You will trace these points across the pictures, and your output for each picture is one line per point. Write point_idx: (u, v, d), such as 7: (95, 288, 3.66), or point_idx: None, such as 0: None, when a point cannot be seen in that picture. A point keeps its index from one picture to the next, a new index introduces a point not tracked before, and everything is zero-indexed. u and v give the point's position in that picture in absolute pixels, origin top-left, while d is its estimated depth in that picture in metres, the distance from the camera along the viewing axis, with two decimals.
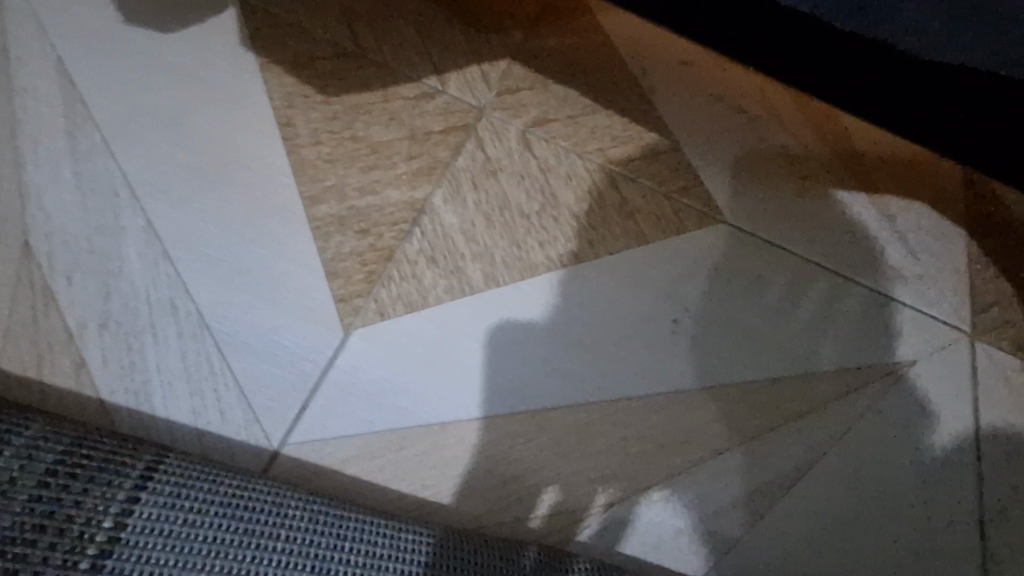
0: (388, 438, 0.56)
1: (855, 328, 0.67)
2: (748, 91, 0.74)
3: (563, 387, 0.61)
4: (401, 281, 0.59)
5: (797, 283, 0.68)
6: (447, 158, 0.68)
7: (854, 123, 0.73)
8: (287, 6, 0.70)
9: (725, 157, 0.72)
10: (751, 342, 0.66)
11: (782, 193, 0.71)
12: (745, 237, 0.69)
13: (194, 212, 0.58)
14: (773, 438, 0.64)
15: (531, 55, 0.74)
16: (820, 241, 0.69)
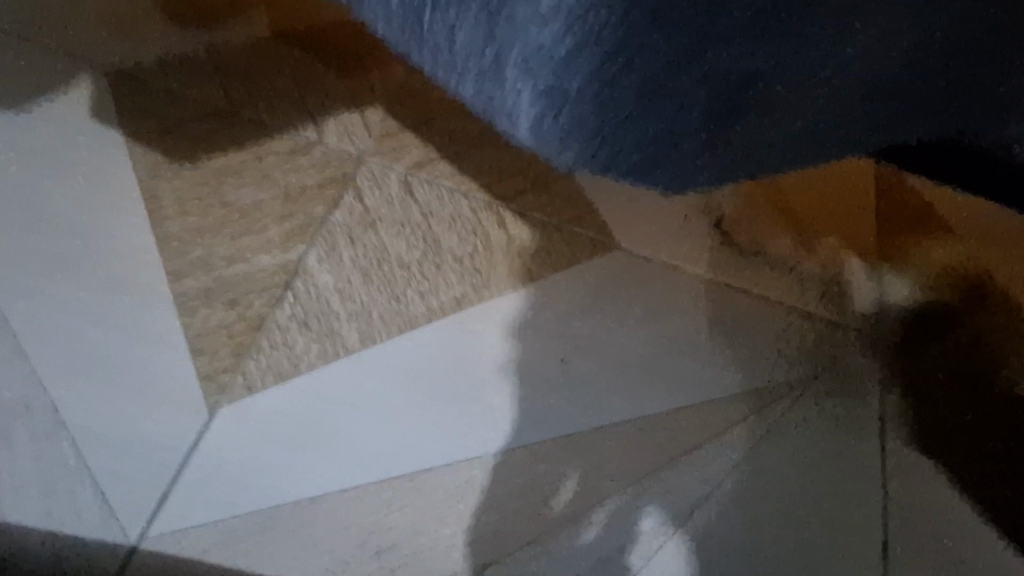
0: (281, 512, 0.57)
1: (753, 351, 0.65)
2: None
3: (450, 445, 0.61)
4: (272, 351, 0.59)
5: (691, 312, 0.66)
6: (322, 214, 0.65)
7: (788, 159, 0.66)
8: (153, 70, 0.67)
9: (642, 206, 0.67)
10: (651, 373, 0.65)
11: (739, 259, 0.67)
12: (648, 276, 0.66)
13: (51, 307, 0.59)
14: (672, 472, 0.63)
15: (414, 90, 0.69)
16: (751, 282, 0.66)
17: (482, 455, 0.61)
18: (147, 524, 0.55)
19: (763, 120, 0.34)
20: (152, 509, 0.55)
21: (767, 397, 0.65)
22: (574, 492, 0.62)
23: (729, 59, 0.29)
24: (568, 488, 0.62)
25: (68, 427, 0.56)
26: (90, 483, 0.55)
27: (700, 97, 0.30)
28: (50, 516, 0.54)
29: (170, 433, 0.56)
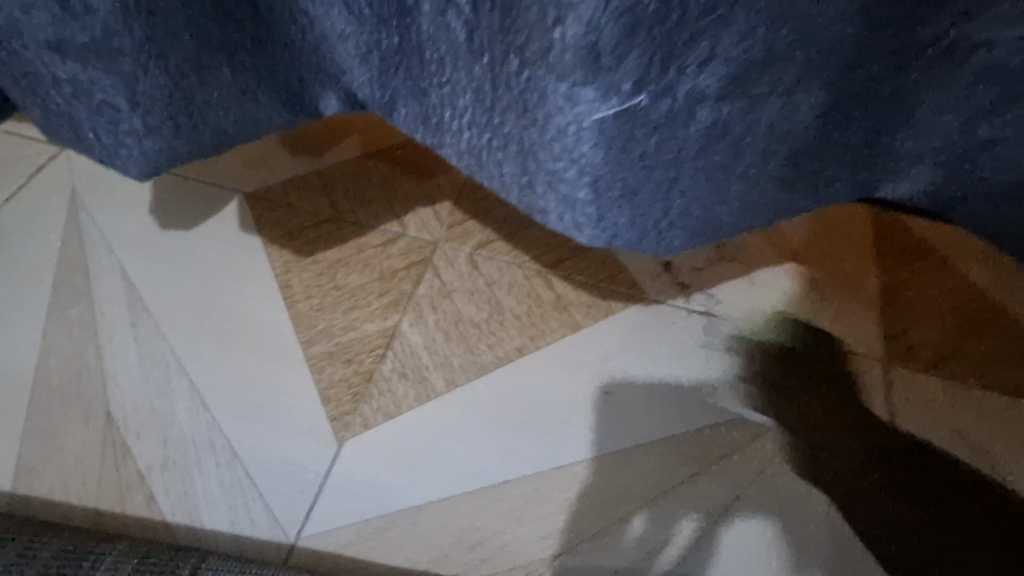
0: (390, 516, 0.72)
1: (768, 378, 0.81)
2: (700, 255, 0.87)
3: (527, 460, 0.76)
4: (380, 397, 0.77)
5: (704, 351, 0.82)
6: (410, 289, 0.84)
7: (792, 235, 0.88)
8: (282, 191, 0.90)
9: (691, 285, 0.86)
10: (693, 397, 0.81)
11: (782, 312, 0.84)
12: (687, 324, 0.84)
13: (222, 369, 0.77)
14: (707, 478, 0.77)
15: (473, 191, 0.90)
16: (788, 324, 0.84)
17: (551, 467, 0.76)
18: (300, 527, 0.71)
19: (739, 206, 0.48)
20: (304, 514, 0.72)
21: (784, 414, 0.80)
22: (642, 531, 0.75)
23: (700, 171, 0.45)
24: (638, 525, 0.75)
25: (243, 458, 0.73)
26: (261, 498, 0.72)
27: (682, 189, 0.46)
28: (234, 522, 0.71)
29: (314, 459, 0.73)
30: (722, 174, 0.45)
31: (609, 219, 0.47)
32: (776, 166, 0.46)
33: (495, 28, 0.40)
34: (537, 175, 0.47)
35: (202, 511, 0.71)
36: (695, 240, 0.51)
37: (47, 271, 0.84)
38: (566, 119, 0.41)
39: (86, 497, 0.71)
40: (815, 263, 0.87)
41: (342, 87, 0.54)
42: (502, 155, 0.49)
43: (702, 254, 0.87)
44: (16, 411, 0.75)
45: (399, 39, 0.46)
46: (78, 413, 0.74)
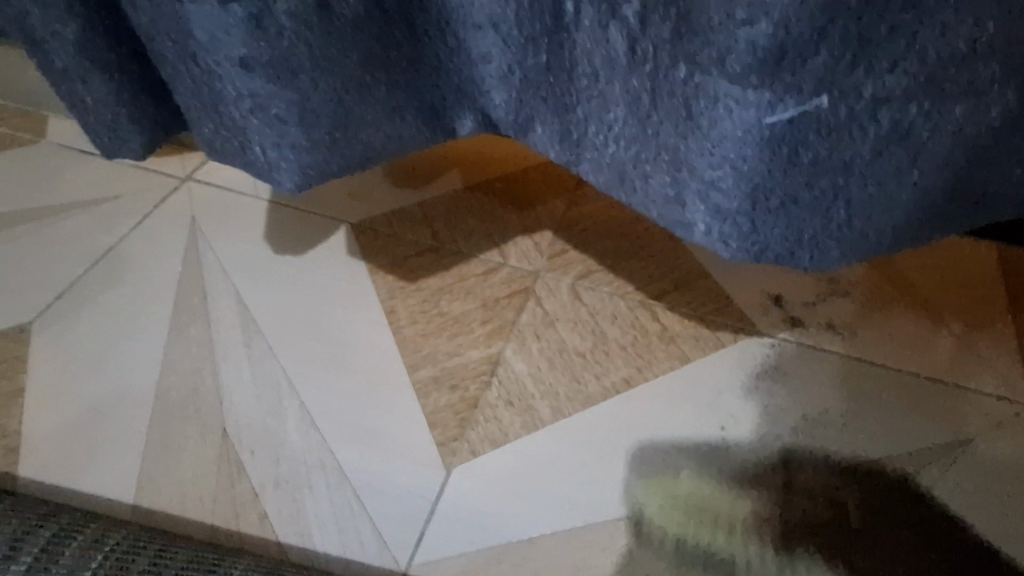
0: (501, 548, 0.69)
1: (900, 417, 0.76)
2: (811, 287, 0.84)
3: (643, 493, 0.72)
4: (486, 423, 0.75)
5: (823, 386, 0.78)
6: (512, 317, 0.84)
7: (910, 270, 0.84)
8: (385, 221, 0.93)
9: (804, 318, 0.82)
10: (820, 435, 0.75)
11: (904, 348, 0.80)
12: (803, 357, 0.80)
13: (331, 391, 0.78)
14: (835, 524, 0.71)
15: (572, 223, 0.91)
16: (912, 361, 0.79)
17: (670, 501, 0.72)
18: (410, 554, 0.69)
19: (908, 221, 0.46)
20: (413, 541, 0.70)
21: (919, 458, 0.74)
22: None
23: (871, 183, 0.43)
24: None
25: (353, 480, 0.72)
26: (370, 521, 0.70)
27: (850, 199, 0.44)
28: (343, 545, 0.69)
29: (422, 484, 0.72)
30: (893, 186, 0.43)
31: (769, 231, 0.46)
32: (951, 177, 0.44)
33: (664, 38, 0.42)
34: (690, 188, 0.47)
35: (312, 532, 0.70)
36: (853, 259, 0.48)
37: (168, 291, 0.89)
38: (731, 127, 0.42)
39: (199, 513, 0.71)
40: (938, 299, 0.82)
41: (478, 108, 0.56)
42: (650, 170, 0.49)
43: (813, 286, 0.84)
44: (137, 426, 0.77)
45: (549, 56, 0.47)
46: (195, 429, 0.76)
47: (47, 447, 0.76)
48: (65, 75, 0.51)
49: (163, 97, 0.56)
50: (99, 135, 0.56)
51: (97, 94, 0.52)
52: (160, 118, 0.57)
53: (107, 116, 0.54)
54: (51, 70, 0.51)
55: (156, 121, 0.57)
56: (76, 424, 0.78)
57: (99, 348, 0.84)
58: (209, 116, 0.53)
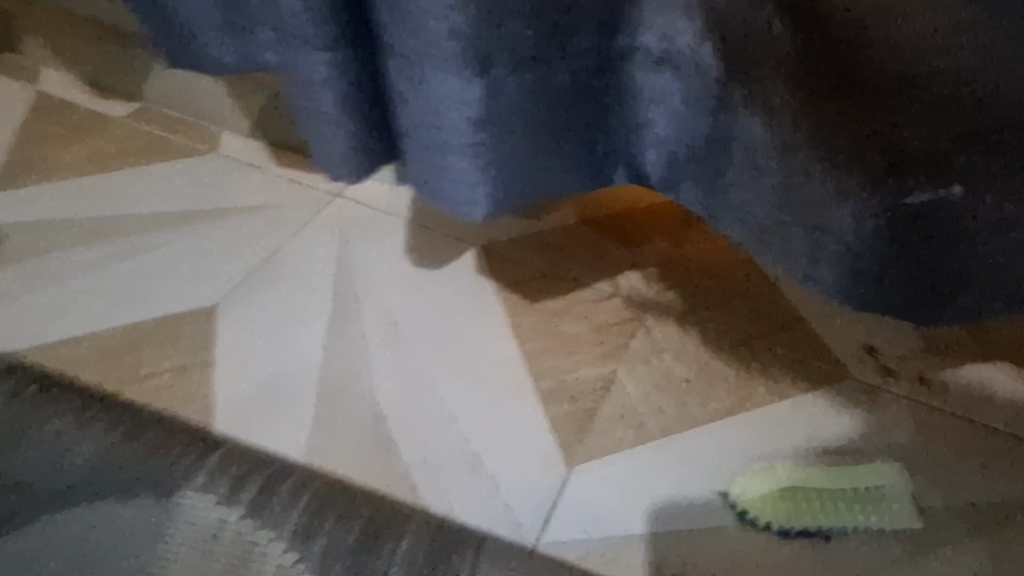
0: (618, 535, 0.79)
1: (992, 459, 0.83)
2: (900, 341, 0.91)
3: (751, 491, 0.80)
4: (601, 434, 0.86)
5: (914, 429, 0.85)
6: (623, 342, 0.94)
7: (999, 332, 0.90)
8: (508, 246, 1.06)
9: (895, 368, 0.89)
10: (915, 465, 0.83)
11: (990, 405, 0.86)
12: (894, 405, 0.87)
13: (465, 392, 0.90)
14: (930, 540, 0.78)
15: (676, 262, 1.01)
16: (999, 418, 0.86)
17: (779, 501, 0.79)
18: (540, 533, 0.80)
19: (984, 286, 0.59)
20: (541, 522, 0.80)
21: (1013, 497, 0.80)
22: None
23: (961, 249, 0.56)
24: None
25: (486, 467, 0.84)
26: (504, 503, 0.81)
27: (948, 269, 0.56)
28: (480, 519, 0.80)
29: (547, 478, 0.82)
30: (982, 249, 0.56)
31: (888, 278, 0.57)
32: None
33: (818, 134, 0.54)
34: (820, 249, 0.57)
35: (455, 505, 0.81)
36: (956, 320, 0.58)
37: (323, 293, 1.03)
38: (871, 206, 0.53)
39: (358, 480, 0.83)
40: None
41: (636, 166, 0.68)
42: (792, 232, 0.58)
43: (905, 340, 0.91)
44: (301, 400, 0.91)
45: (716, 129, 0.57)
46: (351, 410, 0.89)
47: (226, 409, 0.90)
48: (323, 118, 0.64)
49: (385, 137, 0.68)
50: (327, 164, 0.68)
51: (343, 133, 0.65)
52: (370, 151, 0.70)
53: (343, 151, 0.67)
54: (313, 112, 0.64)
55: (375, 157, 0.69)
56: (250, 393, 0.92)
57: (269, 333, 0.98)
58: (417, 157, 0.61)
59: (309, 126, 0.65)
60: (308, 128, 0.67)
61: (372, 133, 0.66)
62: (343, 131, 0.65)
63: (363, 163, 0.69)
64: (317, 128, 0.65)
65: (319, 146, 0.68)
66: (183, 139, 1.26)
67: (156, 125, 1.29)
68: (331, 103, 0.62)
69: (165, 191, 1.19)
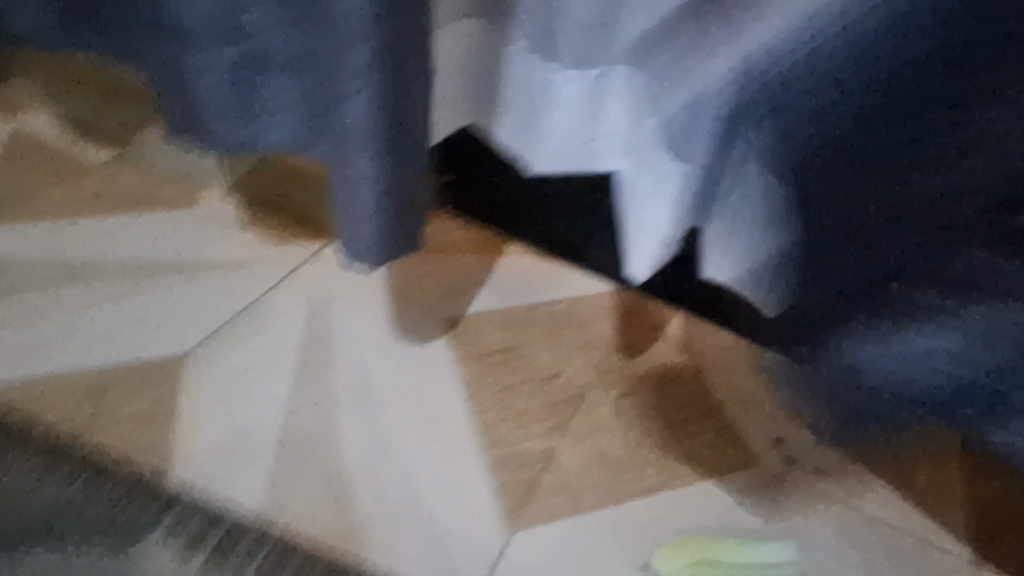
0: None
1: (876, 547, 0.96)
2: (805, 435, 1.05)
3: (659, 560, 0.93)
4: (540, 505, 0.96)
5: (809, 514, 0.98)
6: (566, 420, 1.05)
7: (891, 434, 1.04)
8: (469, 319, 1.15)
9: (798, 459, 1.02)
10: (806, 546, 0.96)
11: (877, 497, 1.00)
12: (794, 492, 1.00)
13: (420, 460, 0.99)
14: None
15: (619, 348, 1.13)
16: (883, 509, 0.99)
17: (683, 565, 0.93)
18: None
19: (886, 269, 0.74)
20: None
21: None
22: None
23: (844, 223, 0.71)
24: None
25: (436, 530, 0.94)
26: (449, 563, 0.92)
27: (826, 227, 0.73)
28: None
29: (488, 542, 0.94)
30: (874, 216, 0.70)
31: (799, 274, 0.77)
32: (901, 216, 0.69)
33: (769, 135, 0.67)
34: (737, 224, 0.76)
35: (404, 562, 0.92)
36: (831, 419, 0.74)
37: (293, 353, 1.10)
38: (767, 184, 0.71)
39: (317, 534, 0.94)
40: (913, 462, 1.01)
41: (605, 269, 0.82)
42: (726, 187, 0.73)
43: (808, 435, 1.05)
44: (268, 458, 0.99)
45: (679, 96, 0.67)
46: (313, 469, 0.98)
47: (204, 462, 0.99)
48: (358, 216, 0.75)
49: (410, 232, 0.80)
50: (355, 250, 0.80)
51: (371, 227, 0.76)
52: (398, 240, 0.80)
53: (370, 239, 0.78)
54: (351, 207, 0.75)
55: (398, 250, 0.81)
56: (224, 447, 1.00)
57: (239, 391, 1.05)
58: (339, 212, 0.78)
59: (346, 214, 0.76)
60: (343, 218, 0.77)
61: (398, 229, 0.78)
62: (373, 228, 0.76)
63: (372, 247, 0.79)
64: (352, 223, 0.77)
65: (351, 233, 0.78)
66: (166, 194, 1.26)
67: (137, 175, 1.27)
68: (367, 202, 0.73)
69: (139, 243, 1.20)
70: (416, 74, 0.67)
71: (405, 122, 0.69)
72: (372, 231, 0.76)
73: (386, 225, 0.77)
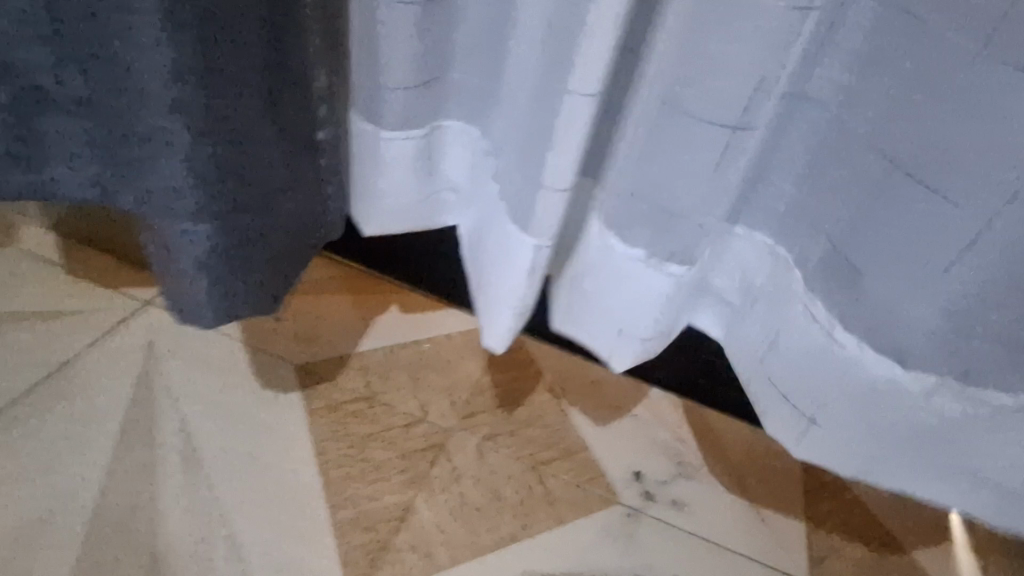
0: None
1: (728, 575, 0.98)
2: (662, 464, 1.07)
3: None
4: (391, 566, 0.91)
5: (663, 547, 0.99)
6: (425, 469, 1.00)
7: (738, 458, 1.09)
8: (326, 364, 1.08)
9: (654, 491, 1.04)
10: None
11: (726, 520, 1.03)
12: (649, 526, 1.01)
13: (257, 527, 0.92)
14: None
15: (483, 388, 1.10)
16: (732, 534, 1.02)
17: None
18: None
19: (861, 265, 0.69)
20: None
21: None
22: None
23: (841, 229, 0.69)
24: None
25: None
26: None
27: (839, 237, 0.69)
28: None
29: None
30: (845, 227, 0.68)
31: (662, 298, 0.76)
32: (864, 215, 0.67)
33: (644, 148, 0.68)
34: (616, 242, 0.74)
35: None
36: None
37: (117, 412, 0.99)
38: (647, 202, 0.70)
39: None
40: (756, 483, 1.07)
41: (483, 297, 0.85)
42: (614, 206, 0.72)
43: (664, 468, 1.07)
44: (73, 540, 0.88)
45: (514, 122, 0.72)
46: (126, 550, 0.88)
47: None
48: (181, 276, 0.66)
49: (250, 292, 0.71)
50: (188, 314, 0.70)
51: (199, 291, 0.67)
52: (235, 301, 0.70)
53: (200, 303, 0.68)
54: (172, 268, 0.66)
55: (234, 312, 0.72)
56: (18, 532, 0.87)
57: (45, 461, 0.93)
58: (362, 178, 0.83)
59: (172, 276, 0.67)
60: (171, 282, 0.68)
61: (230, 291, 0.69)
62: (200, 290, 0.67)
63: (211, 312, 0.70)
64: (178, 284, 0.67)
65: (179, 297, 0.69)
66: None
67: None
68: (186, 262, 0.65)
69: None
70: (263, 120, 0.63)
71: (237, 161, 0.62)
72: (198, 292, 0.67)
73: (229, 284, 0.68)
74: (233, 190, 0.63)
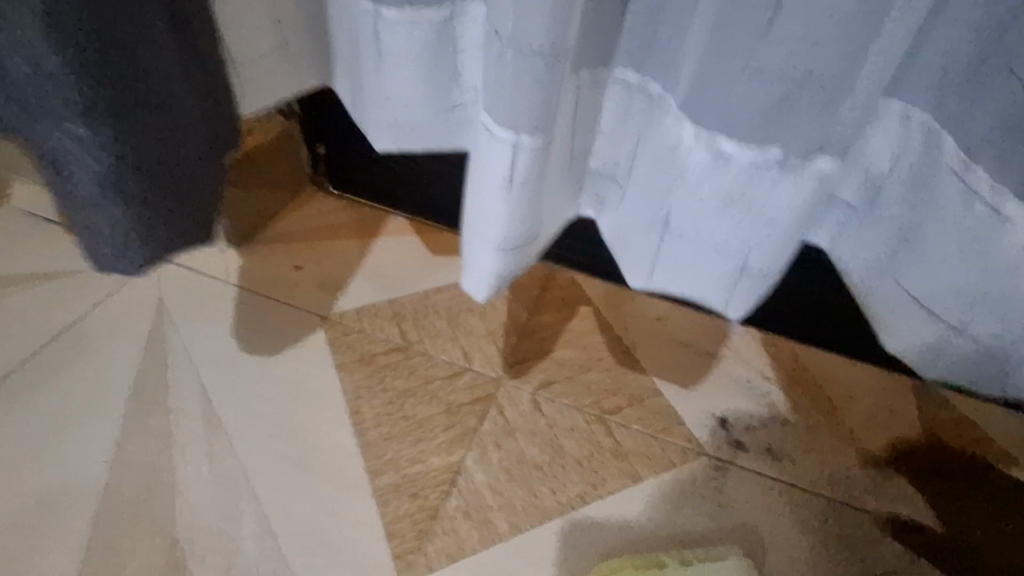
0: None
1: (836, 531, 0.83)
2: (746, 407, 0.91)
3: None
4: (443, 536, 0.79)
5: (756, 502, 0.84)
6: (474, 424, 0.87)
7: (836, 395, 0.92)
8: (352, 314, 0.95)
9: (742, 438, 0.89)
10: (752, 538, 0.82)
11: (823, 468, 0.87)
12: (738, 477, 0.86)
13: (289, 497, 0.81)
14: None
15: (533, 329, 0.95)
16: (837, 483, 0.86)
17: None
18: None
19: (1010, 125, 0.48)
20: None
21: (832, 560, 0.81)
22: None
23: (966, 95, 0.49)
24: None
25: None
26: None
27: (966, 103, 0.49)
28: None
29: None
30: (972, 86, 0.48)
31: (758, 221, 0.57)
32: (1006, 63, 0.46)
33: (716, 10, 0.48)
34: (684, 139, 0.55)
35: None
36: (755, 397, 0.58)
37: (128, 374, 0.88)
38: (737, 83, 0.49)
39: None
40: (859, 423, 0.90)
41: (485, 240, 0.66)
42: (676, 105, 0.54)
43: (752, 409, 0.91)
44: (91, 517, 0.79)
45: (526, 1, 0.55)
46: (146, 528, 0.78)
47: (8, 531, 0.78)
48: (79, 203, 0.50)
49: (174, 215, 0.56)
50: (96, 257, 0.54)
51: (106, 219, 0.51)
52: (161, 229, 0.55)
53: (112, 239, 0.53)
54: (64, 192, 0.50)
55: (166, 247, 0.57)
56: (32, 510, 0.79)
57: (55, 433, 0.84)
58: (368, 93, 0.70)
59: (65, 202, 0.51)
60: (67, 212, 0.52)
61: (150, 214, 0.53)
62: (109, 220, 0.51)
63: (142, 246, 0.54)
64: (76, 214, 0.51)
65: (80, 230, 0.52)
66: None
67: None
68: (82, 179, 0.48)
69: None
70: None
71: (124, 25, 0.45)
72: (105, 223, 0.51)
73: (148, 210, 0.53)
74: (116, 72, 0.46)
